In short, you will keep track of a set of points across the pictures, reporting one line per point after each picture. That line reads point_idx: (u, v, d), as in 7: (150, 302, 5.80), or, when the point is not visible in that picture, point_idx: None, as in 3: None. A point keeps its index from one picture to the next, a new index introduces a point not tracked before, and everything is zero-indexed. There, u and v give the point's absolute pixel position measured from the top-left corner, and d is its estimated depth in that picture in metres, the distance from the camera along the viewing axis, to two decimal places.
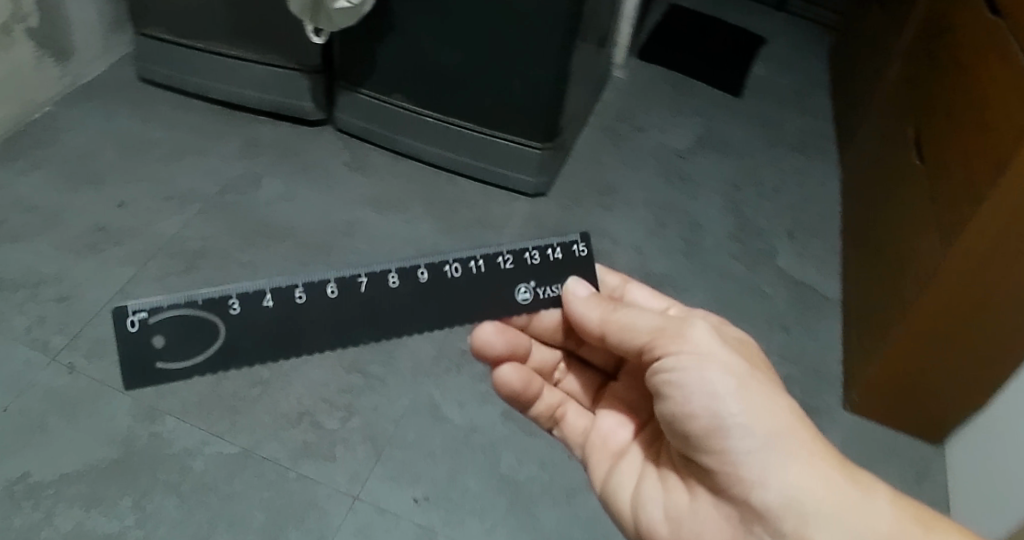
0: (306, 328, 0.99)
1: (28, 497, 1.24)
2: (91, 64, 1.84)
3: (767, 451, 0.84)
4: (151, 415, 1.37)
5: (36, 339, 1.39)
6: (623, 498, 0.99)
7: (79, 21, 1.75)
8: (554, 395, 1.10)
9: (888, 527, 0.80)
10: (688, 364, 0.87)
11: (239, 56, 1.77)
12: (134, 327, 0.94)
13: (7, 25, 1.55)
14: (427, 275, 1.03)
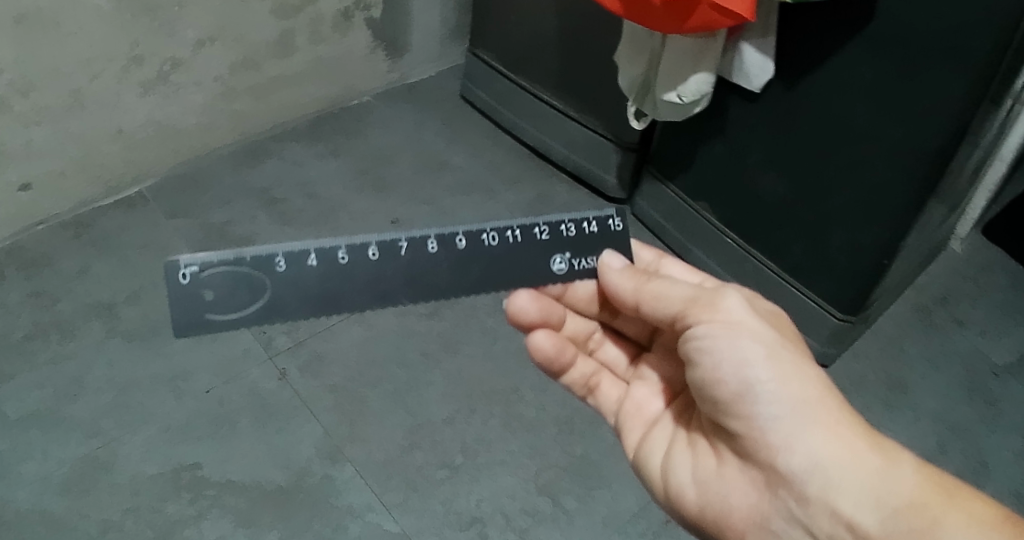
0: (357, 285, 0.83)
1: (190, 492, 1.17)
2: (420, 66, 1.82)
3: (799, 419, 0.72)
4: (332, 455, 1.24)
5: (262, 332, 1.35)
6: (652, 463, 0.87)
7: (422, 22, 1.72)
8: (588, 364, 0.96)
9: (911, 494, 0.68)
10: (718, 332, 0.75)
11: (558, 107, 1.64)
12: (186, 280, 0.79)
13: (349, 8, 1.57)
14: (466, 241, 0.88)
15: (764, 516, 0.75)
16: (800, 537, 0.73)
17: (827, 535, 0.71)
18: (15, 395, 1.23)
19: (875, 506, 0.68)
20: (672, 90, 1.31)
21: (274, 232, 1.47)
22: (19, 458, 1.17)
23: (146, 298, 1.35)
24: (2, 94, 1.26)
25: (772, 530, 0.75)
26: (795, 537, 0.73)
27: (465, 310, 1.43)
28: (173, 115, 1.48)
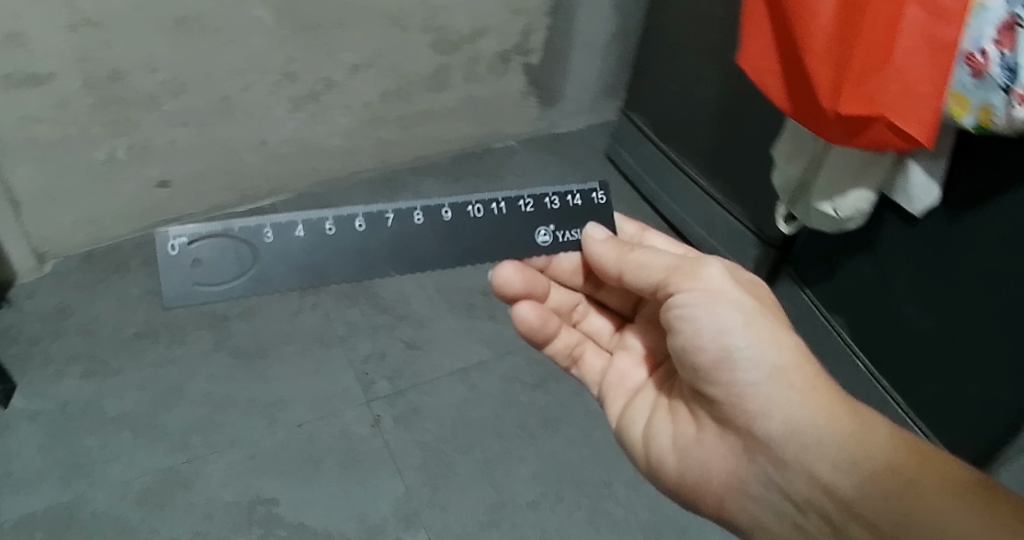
0: (344, 256, 0.81)
1: (260, 528, 1.15)
2: (572, 118, 1.83)
3: (775, 385, 0.70)
4: (408, 516, 1.19)
5: (364, 374, 1.32)
6: (636, 431, 0.85)
7: (580, 75, 1.73)
8: (573, 334, 0.94)
9: (888, 457, 0.64)
10: (699, 301, 0.73)
11: (703, 185, 1.54)
12: (175, 251, 0.77)
13: (507, 51, 1.57)
14: (452, 214, 0.85)
15: (743, 481, 0.73)
16: (776, 500, 0.70)
17: (801, 497, 0.68)
18: (115, 393, 1.24)
19: (848, 470, 0.65)
20: (829, 201, 1.08)
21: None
22: (105, 458, 1.18)
23: (260, 316, 1.36)
24: (154, 91, 1.26)
25: (749, 493, 0.73)
26: (770, 498, 0.71)
27: (573, 386, 1.35)
28: (316, 134, 1.50)
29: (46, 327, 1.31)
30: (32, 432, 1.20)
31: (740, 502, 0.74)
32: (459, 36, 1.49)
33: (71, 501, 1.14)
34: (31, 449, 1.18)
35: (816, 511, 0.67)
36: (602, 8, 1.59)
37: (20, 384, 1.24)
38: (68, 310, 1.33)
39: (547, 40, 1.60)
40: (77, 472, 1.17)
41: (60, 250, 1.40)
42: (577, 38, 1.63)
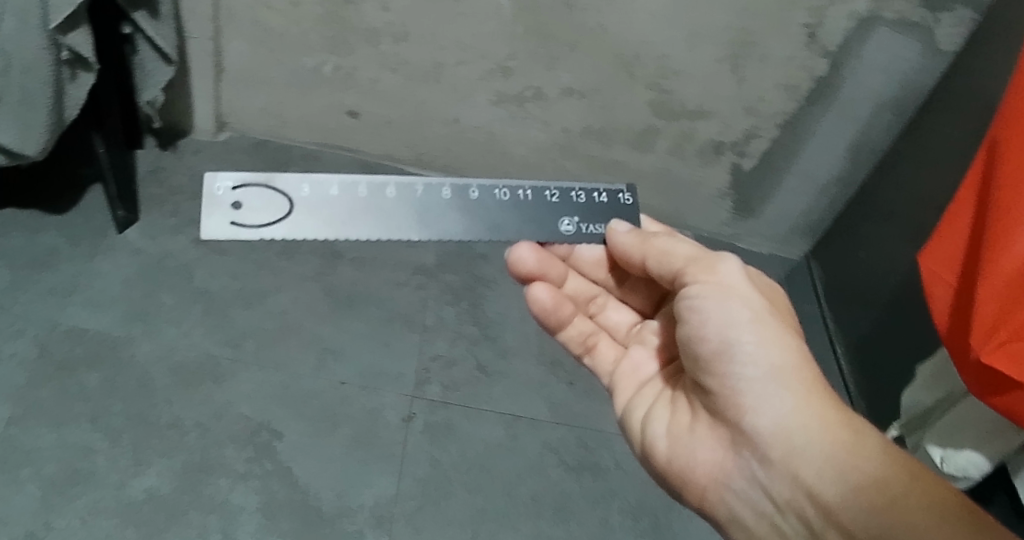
0: (374, 216, 0.84)
1: (253, 451, 1.17)
2: (762, 238, 1.70)
3: (773, 386, 0.73)
4: (381, 517, 1.16)
5: (424, 370, 1.28)
6: (636, 414, 0.89)
7: (789, 200, 1.59)
8: (586, 324, 0.98)
9: (877, 472, 0.69)
10: (711, 295, 0.76)
11: (848, 366, 1.44)
12: (221, 192, 0.81)
13: (723, 143, 1.49)
14: (479, 194, 0.88)
15: (727, 473, 0.78)
16: (756, 495, 0.76)
17: (782, 496, 0.73)
18: (210, 269, 1.31)
19: (837, 480, 0.70)
20: (938, 445, 0.93)
21: (510, 287, 1.40)
22: (168, 318, 1.26)
23: (368, 269, 1.36)
24: (378, 28, 1.31)
25: (732, 487, 0.78)
26: (751, 494, 0.76)
27: (603, 489, 1.25)
28: (506, 135, 1.50)
29: (193, 185, 1.42)
30: (127, 264, 1.30)
31: (720, 494, 0.78)
32: (682, 107, 1.42)
33: (120, 337, 1.23)
34: (117, 278, 1.28)
35: (797, 511, 0.72)
36: (840, 146, 1.47)
37: (140, 221, 1.35)
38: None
39: (769, 153, 1.50)
40: (142, 317, 1.25)
41: (241, 128, 1.53)
42: (799, 163, 1.52)
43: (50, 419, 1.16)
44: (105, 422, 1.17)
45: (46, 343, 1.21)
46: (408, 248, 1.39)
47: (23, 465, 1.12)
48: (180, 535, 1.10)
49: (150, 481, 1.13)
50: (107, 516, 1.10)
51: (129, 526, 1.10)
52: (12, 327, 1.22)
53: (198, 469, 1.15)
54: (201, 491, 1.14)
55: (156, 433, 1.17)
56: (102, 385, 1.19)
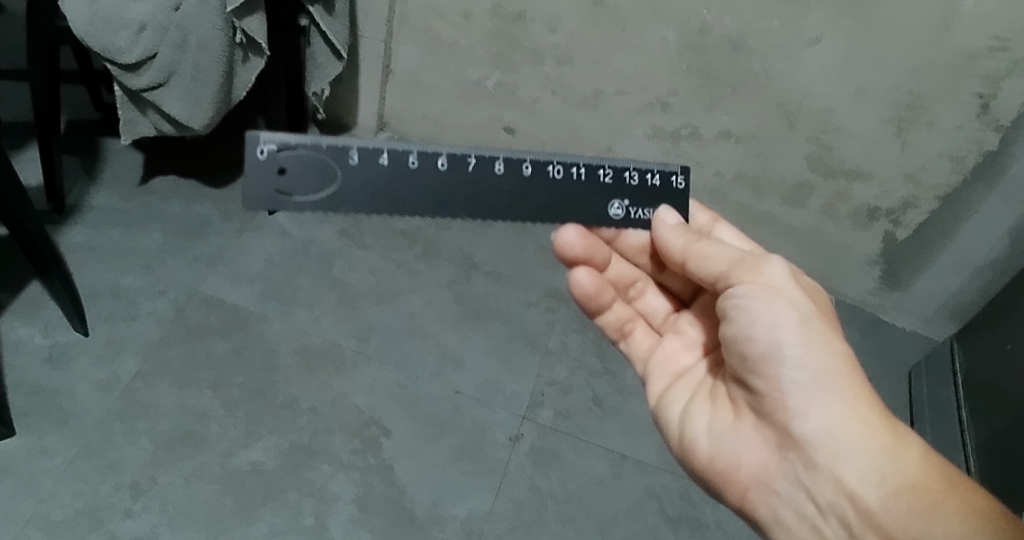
0: (429, 190, 0.78)
1: (360, 443, 1.19)
2: (907, 316, 1.60)
3: (818, 390, 0.72)
4: (471, 532, 1.14)
5: (540, 393, 1.29)
6: (672, 411, 0.87)
7: (940, 280, 1.50)
8: (624, 309, 0.95)
9: (917, 475, 0.69)
10: (757, 296, 0.74)
11: (977, 480, 1.29)
12: (264, 156, 0.73)
13: (878, 209, 1.43)
14: (532, 170, 0.81)
15: (769, 474, 0.76)
16: (800, 498, 0.74)
17: (827, 499, 0.72)
18: (350, 262, 1.39)
19: (880, 482, 0.70)
20: None
21: None
22: (303, 301, 1.32)
23: (501, 285, 1.41)
24: (542, 49, 1.38)
25: (775, 489, 0.76)
26: (795, 497, 0.75)
27: None
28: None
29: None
30: (272, 244, 1.39)
31: (761, 494, 0.77)
32: (840, 165, 1.38)
33: (253, 313, 1.29)
34: (261, 256, 1.37)
35: (837, 515, 0.72)
36: (1004, 229, 1.36)
37: None
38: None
39: (924, 225, 1.42)
40: (278, 295, 1.32)
41: (399, 130, 1.62)
42: (953, 243, 1.42)
43: (175, 379, 1.21)
44: (224, 391, 1.21)
45: (183, 306, 1.29)
46: (542, 271, 1.44)
47: (142, 418, 1.18)
48: (275, 511, 1.12)
49: (256, 456, 1.16)
50: (209, 481, 1.14)
51: (229, 495, 1.13)
52: (155, 286, 1.30)
53: (303, 451, 1.17)
54: (302, 474, 1.16)
55: (269, 409, 1.20)
56: (229, 353, 1.25)
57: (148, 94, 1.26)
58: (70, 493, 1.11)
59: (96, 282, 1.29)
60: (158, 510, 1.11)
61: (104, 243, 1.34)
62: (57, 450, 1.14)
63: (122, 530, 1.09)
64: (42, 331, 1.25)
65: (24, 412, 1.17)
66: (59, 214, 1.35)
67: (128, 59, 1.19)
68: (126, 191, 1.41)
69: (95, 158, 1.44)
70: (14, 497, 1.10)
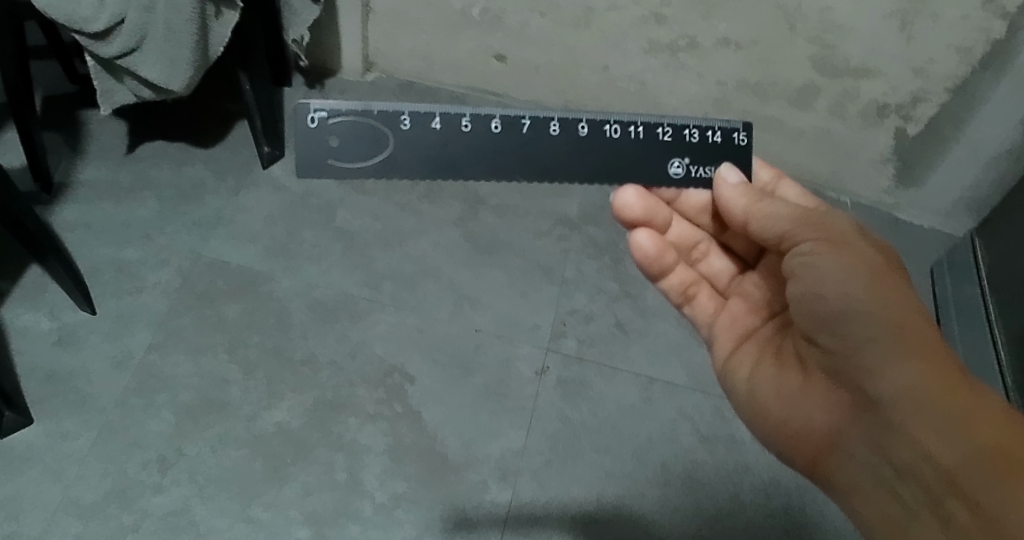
0: (478, 155, 0.78)
1: (384, 393, 1.17)
2: (924, 212, 1.57)
3: (891, 346, 0.69)
4: (507, 470, 1.14)
5: (561, 323, 1.27)
6: (740, 376, 0.85)
7: (956, 172, 1.46)
8: (688, 272, 0.92)
9: (998, 436, 0.63)
10: (823, 251, 0.74)
11: (1002, 361, 1.29)
12: (314, 124, 0.75)
13: (887, 105, 1.38)
14: (588, 131, 0.81)
15: (843, 436, 0.74)
16: (877, 461, 0.70)
17: (904, 461, 0.68)
18: (353, 209, 1.34)
19: (956, 442, 0.64)
20: None
21: None
22: (309, 255, 1.29)
23: (511, 217, 1.37)
24: None
25: (849, 452, 0.73)
26: (872, 461, 0.71)
27: (737, 463, 1.21)
28: (658, 86, 1.45)
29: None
30: (270, 198, 1.34)
31: (836, 456, 0.74)
32: (846, 64, 1.33)
33: (260, 273, 1.26)
34: (261, 213, 1.33)
35: (913, 478, 0.67)
36: (1017, 114, 1.31)
37: (286, 157, 1.40)
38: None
39: (936, 119, 1.37)
40: (283, 252, 1.28)
41: (388, 69, 1.56)
42: (965, 134, 1.38)
43: (188, 347, 1.19)
44: (240, 354, 1.19)
45: (188, 273, 1.25)
46: (549, 198, 1.40)
47: (160, 391, 1.15)
48: (306, 470, 1.11)
49: (281, 416, 1.14)
50: (236, 446, 1.12)
51: (257, 458, 1.11)
52: (157, 256, 1.27)
53: (328, 406, 1.15)
54: (330, 429, 1.14)
55: (289, 368, 1.18)
56: (241, 316, 1.22)
57: (120, 62, 1.18)
58: (98, 474, 1.09)
59: (96, 259, 1.26)
60: (188, 482, 1.09)
61: (100, 218, 1.30)
62: (78, 433, 1.12)
63: (155, 506, 1.08)
64: (47, 315, 1.22)
65: (39, 398, 1.14)
66: (48, 195, 1.31)
67: (96, 28, 1.11)
68: (114, 161, 1.36)
69: (78, 131, 1.39)
70: (42, 484, 1.08)
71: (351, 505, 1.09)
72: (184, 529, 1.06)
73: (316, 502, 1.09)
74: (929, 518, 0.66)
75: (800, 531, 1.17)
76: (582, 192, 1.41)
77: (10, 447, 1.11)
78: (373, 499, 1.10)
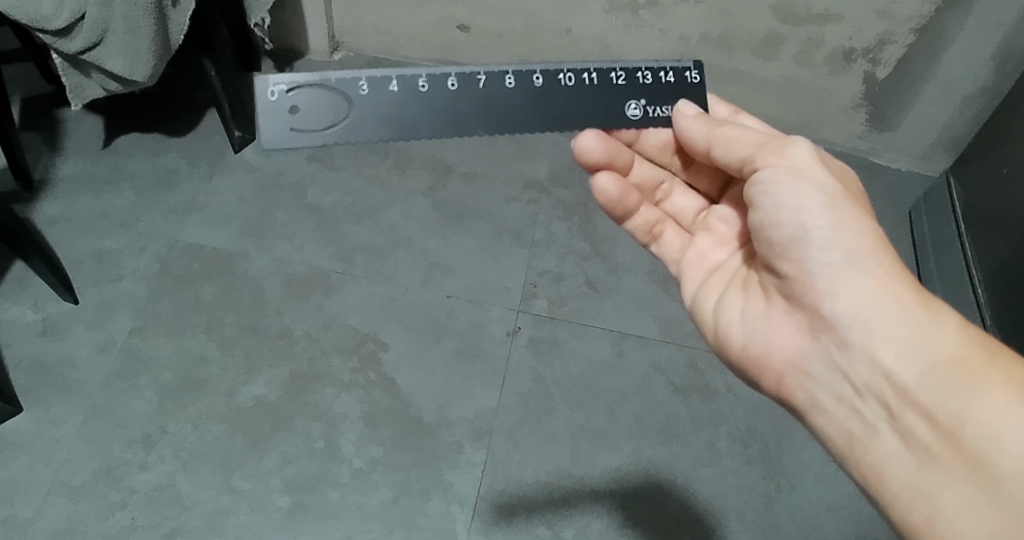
0: (438, 113, 0.77)
1: (359, 361, 1.18)
2: (899, 156, 1.56)
3: (849, 268, 0.67)
4: (481, 430, 1.16)
5: (532, 284, 1.26)
6: (705, 306, 0.81)
7: (930, 113, 1.45)
8: (653, 211, 0.88)
9: (955, 349, 0.63)
10: (781, 177, 0.70)
11: (981, 298, 1.27)
12: (275, 97, 0.73)
13: (854, 50, 1.37)
14: (544, 81, 0.80)
15: (805, 359, 0.71)
16: (837, 381, 0.69)
17: (863, 380, 0.66)
18: (322, 185, 1.32)
19: (916, 357, 0.64)
20: None
21: None
22: (282, 234, 1.27)
23: (479, 184, 1.34)
24: None
25: (810, 375, 0.71)
26: (833, 381, 0.69)
27: (713, 413, 1.24)
28: (620, 46, 1.46)
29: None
30: (242, 182, 1.32)
31: (800, 380, 0.72)
32: (807, 11, 1.33)
33: (234, 253, 1.25)
34: (234, 196, 1.30)
35: (874, 396, 0.66)
36: (989, 49, 1.30)
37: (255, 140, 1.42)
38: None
39: (904, 60, 1.37)
40: (256, 232, 1.27)
41: (355, 48, 1.57)
42: (936, 73, 1.37)
43: (168, 329, 1.19)
44: (217, 332, 1.19)
45: (165, 258, 1.24)
46: (518, 163, 1.37)
47: (142, 374, 1.16)
48: (285, 441, 1.13)
49: (258, 390, 1.15)
50: (217, 422, 1.13)
51: (238, 432, 1.13)
52: (137, 244, 1.25)
53: (304, 378, 1.16)
54: (306, 400, 1.15)
55: (265, 343, 1.18)
56: (217, 296, 1.21)
57: (84, 57, 1.15)
58: (86, 455, 1.13)
59: (75, 249, 1.25)
60: (172, 458, 1.12)
61: (79, 211, 1.28)
62: (67, 417, 1.15)
63: (141, 483, 1.11)
64: (32, 307, 1.22)
65: (27, 387, 1.17)
66: (30, 192, 1.29)
67: (58, 25, 1.08)
68: (92, 155, 1.34)
69: (55, 129, 1.36)
70: (33, 467, 1.12)
71: (330, 471, 1.11)
72: (170, 503, 1.10)
73: (294, 470, 1.11)
74: (891, 433, 0.65)
75: (777, 475, 1.21)
76: (549, 155, 1.39)
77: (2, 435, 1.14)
78: (351, 465, 1.12)
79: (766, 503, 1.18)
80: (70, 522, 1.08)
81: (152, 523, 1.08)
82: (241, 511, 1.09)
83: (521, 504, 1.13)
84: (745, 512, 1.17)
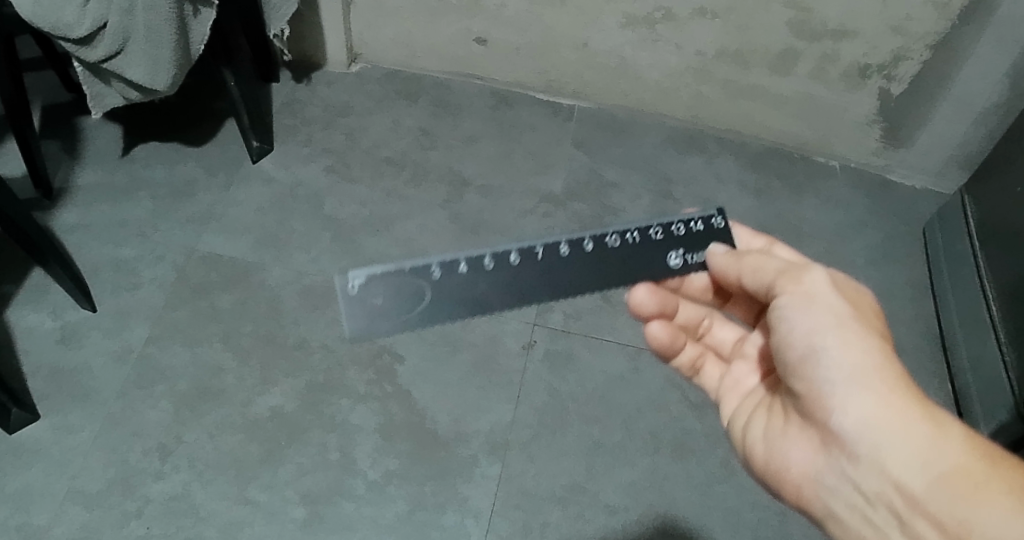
0: (504, 289, 0.81)
1: (374, 374, 1.17)
2: (914, 172, 1.56)
3: (857, 388, 0.66)
4: (496, 443, 1.16)
5: (547, 298, 1.26)
6: (737, 425, 0.82)
7: (945, 130, 1.45)
8: (695, 347, 0.90)
9: (959, 463, 0.62)
10: (797, 303, 0.70)
11: (993, 314, 1.25)
12: (354, 290, 0.78)
13: (870, 66, 1.37)
14: (594, 246, 0.84)
15: (819, 471, 0.71)
16: (848, 492, 0.68)
17: (874, 491, 0.66)
18: (339, 197, 1.31)
19: (918, 470, 0.63)
20: None
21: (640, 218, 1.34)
22: (299, 244, 1.26)
23: (496, 196, 1.32)
24: None
25: (825, 487, 0.70)
26: (845, 493, 0.68)
27: (728, 430, 1.24)
28: (637, 60, 1.46)
29: (324, 116, 1.44)
30: (259, 192, 1.32)
31: (816, 494, 0.71)
32: (824, 26, 1.33)
33: (251, 263, 1.24)
34: (251, 205, 1.30)
35: (885, 505, 0.65)
36: (1004, 67, 1.30)
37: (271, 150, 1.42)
38: (347, 110, 1.45)
39: (920, 76, 1.37)
40: (271, 242, 1.26)
41: (372, 59, 1.56)
42: (952, 89, 1.37)
43: (184, 338, 1.19)
44: (234, 343, 1.18)
45: (182, 268, 1.24)
46: (534, 177, 1.35)
47: (159, 382, 1.17)
48: (301, 451, 1.12)
49: (274, 400, 1.15)
50: (232, 432, 1.13)
51: (253, 442, 1.13)
52: (154, 253, 1.26)
53: (320, 389, 1.16)
54: (322, 411, 1.15)
55: (282, 354, 1.17)
56: (234, 306, 1.21)
57: (105, 65, 1.15)
58: (102, 463, 1.13)
59: (94, 257, 1.25)
60: (187, 468, 1.12)
61: (96, 219, 1.28)
62: (82, 425, 1.15)
63: (156, 492, 1.11)
64: (50, 314, 1.23)
65: (44, 394, 1.17)
66: (49, 200, 1.29)
67: (79, 34, 1.09)
68: (110, 163, 1.34)
69: (75, 137, 1.36)
70: (50, 475, 1.12)
71: (344, 483, 1.11)
72: (185, 513, 1.10)
73: (310, 481, 1.11)
74: None
75: None
76: (566, 168, 1.37)
77: (19, 441, 1.15)
78: (366, 477, 1.12)
79: (780, 519, 1.18)
80: (85, 530, 1.08)
81: (167, 533, 1.08)
82: (256, 522, 1.09)
83: (535, 518, 1.13)
84: (760, 528, 1.17)
